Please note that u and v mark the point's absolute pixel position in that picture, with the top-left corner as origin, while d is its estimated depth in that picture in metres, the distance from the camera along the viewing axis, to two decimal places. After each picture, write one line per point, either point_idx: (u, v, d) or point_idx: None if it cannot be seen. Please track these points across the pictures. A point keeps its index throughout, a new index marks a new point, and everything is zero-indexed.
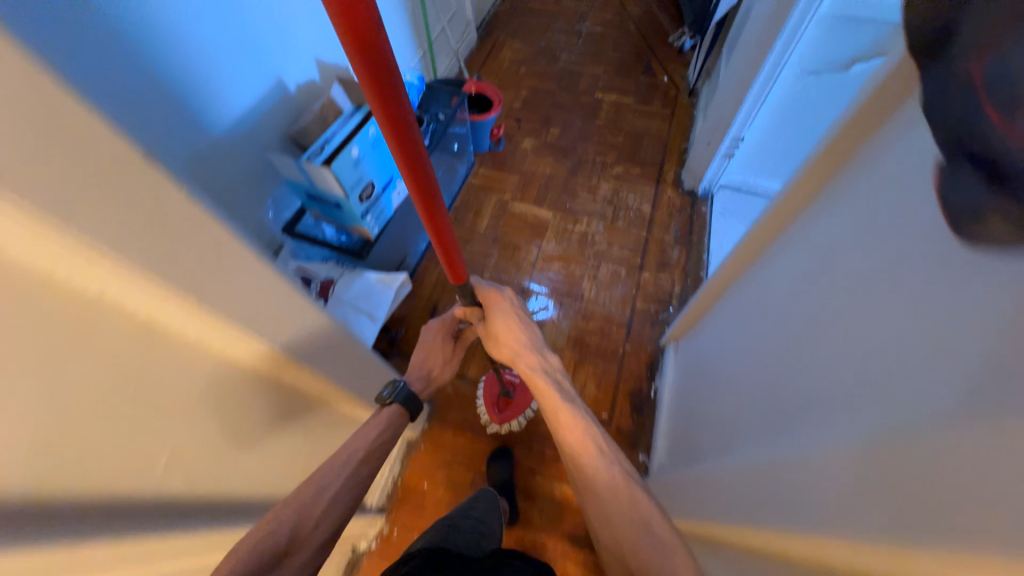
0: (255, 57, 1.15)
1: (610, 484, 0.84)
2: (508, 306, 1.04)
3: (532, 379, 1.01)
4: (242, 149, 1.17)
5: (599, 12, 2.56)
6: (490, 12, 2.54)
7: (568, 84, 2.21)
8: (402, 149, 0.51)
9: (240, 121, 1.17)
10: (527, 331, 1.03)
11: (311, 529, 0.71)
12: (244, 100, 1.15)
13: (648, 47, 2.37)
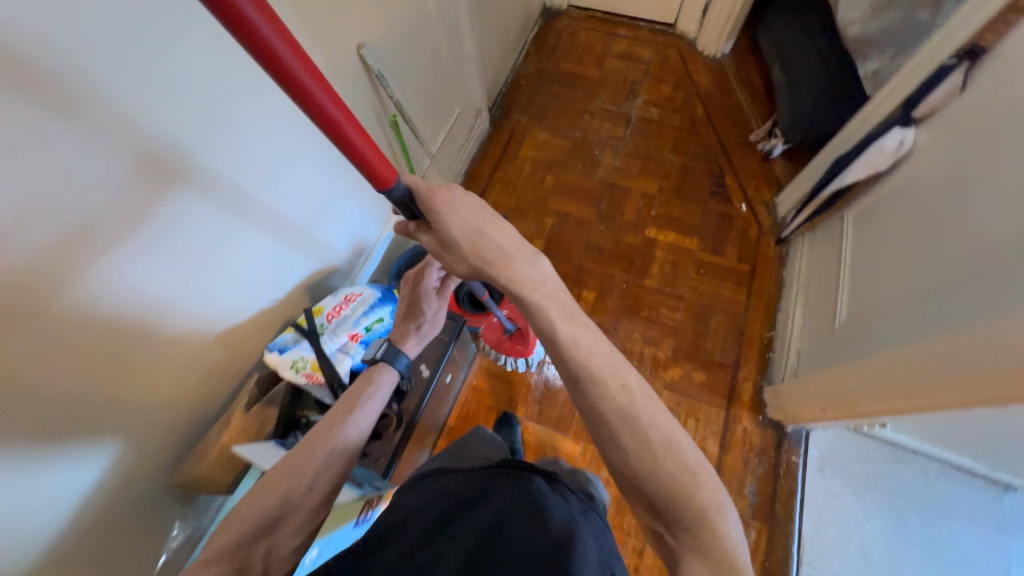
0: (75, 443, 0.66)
1: (627, 415, 0.59)
2: (467, 205, 0.67)
3: (519, 286, 0.64)
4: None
5: (654, 81, 1.90)
6: (508, 81, 1.89)
7: (611, 208, 1.64)
8: (249, 36, 0.42)
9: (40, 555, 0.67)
10: (499, 231, 0.66)
11: (305, 492, 0.70)
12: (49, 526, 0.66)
13: (722, 149, 1.74)
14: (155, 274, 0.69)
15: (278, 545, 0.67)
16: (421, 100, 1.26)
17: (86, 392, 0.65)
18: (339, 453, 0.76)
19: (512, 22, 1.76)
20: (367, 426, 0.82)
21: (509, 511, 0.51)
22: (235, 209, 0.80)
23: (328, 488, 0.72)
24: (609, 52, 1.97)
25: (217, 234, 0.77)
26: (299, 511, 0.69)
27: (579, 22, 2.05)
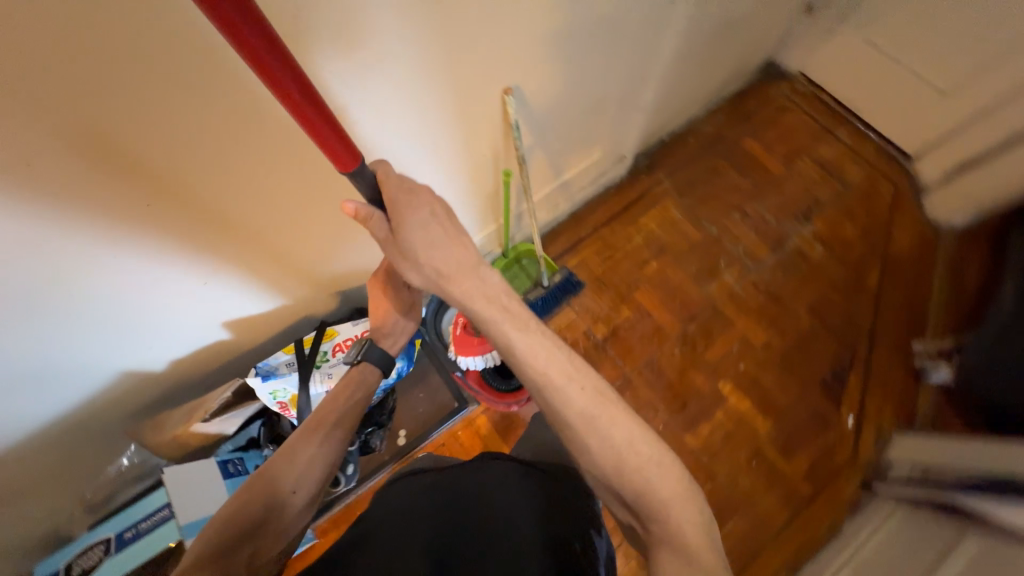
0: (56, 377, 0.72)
1: None
2: (420, 214, 0.65)
3: (472, 300, 0.69)
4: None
5: (840, 215, 1.51)
6: (673, 132, 1.60)
7: (698, 334, 1.38)
8: None
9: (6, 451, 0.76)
10: (448, 248, 0.67)
11: (288, 495, 0.63)
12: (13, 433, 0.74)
13: (871, 337, 1.37)
14: (395, 131, 0.77)
15: (267, 543, 0.59)
16: (559, 141, 1.08)
17: (59, 323, 0.67)
18: (326, 447, 0.69)
19: (718, 73, 1.45)
20: (352, 422, 0.73)
21: (486, 505, 0.67)
22: (434, 127, 0.82)
23: (312, 489, 0.66)
24: (809, 153, 1.59)
25: (441, 121, 0.81)
26: (283, 510, 0.62)
27: (797, 100, 1.65)
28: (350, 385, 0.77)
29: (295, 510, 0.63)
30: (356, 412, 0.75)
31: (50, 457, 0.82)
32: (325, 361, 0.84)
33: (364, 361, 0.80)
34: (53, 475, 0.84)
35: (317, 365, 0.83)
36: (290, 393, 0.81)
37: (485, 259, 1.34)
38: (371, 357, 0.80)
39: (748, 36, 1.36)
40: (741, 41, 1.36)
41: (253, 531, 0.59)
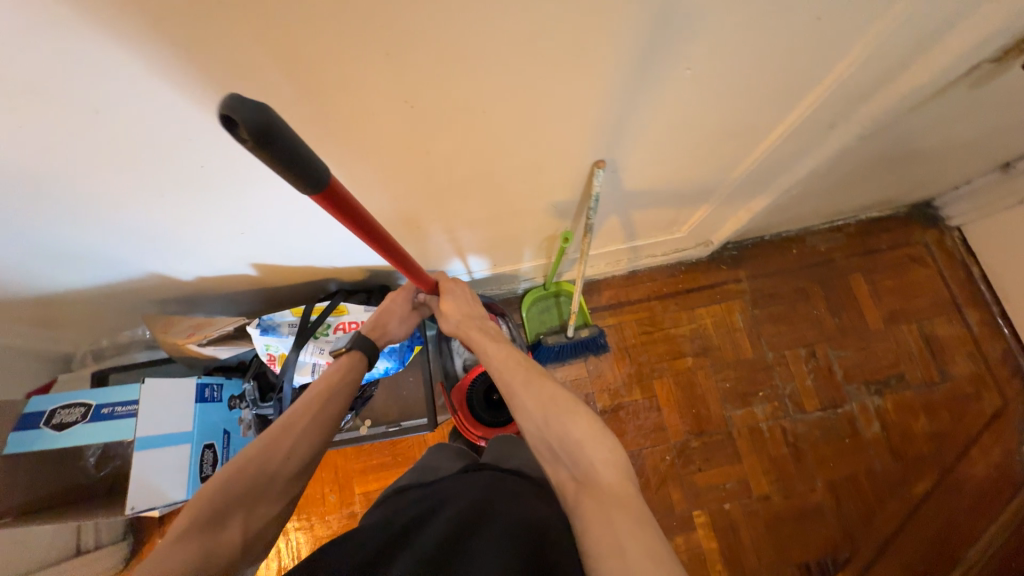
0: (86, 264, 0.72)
1: None
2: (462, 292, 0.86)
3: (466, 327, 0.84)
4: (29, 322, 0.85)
5: (919, 404, 1.31)
6: (778, 235, 1.43)
7: (699, 451, 1.28)
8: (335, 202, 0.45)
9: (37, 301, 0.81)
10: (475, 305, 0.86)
11: (282, 461, 0.62)
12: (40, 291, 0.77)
13: (882, 547, 1.20)
14: (510, 138, 0.62)
15: (261, 512, 0.59)
16: (642, 213, 0.99)
17: (95, 228, 0.65)
18: (318, 425, 0.67)
19: (859, 197, 1.25)
20: (342, 406, 0.71)
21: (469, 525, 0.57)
22: (539, 150, 0.67)
23: (306, 458, 0.64)
24: (920, 322, 1.37)
25: (553, 148, 0.67)
26: (275, 482, 0.61)
27: (938, 258, 1.41)
28: (340, 369, 0.74)
29: (289, 478, 0.62)
30: (345, 397, 0.72)
31: (75, 314, 0.87)
32: (324, 333, 0.86)
33: (356, 349, 0.77)
34: (79, 323, 0.91)
35: (316, 335, 0.86)
36: (282, 351, 0.84)
37: (524, 284, 1.30)
38: (361, 345, 0.77)
39: (914, 175, 1.15)
40: (903, 178, 1.16)
41: (250, 500, 0.58)
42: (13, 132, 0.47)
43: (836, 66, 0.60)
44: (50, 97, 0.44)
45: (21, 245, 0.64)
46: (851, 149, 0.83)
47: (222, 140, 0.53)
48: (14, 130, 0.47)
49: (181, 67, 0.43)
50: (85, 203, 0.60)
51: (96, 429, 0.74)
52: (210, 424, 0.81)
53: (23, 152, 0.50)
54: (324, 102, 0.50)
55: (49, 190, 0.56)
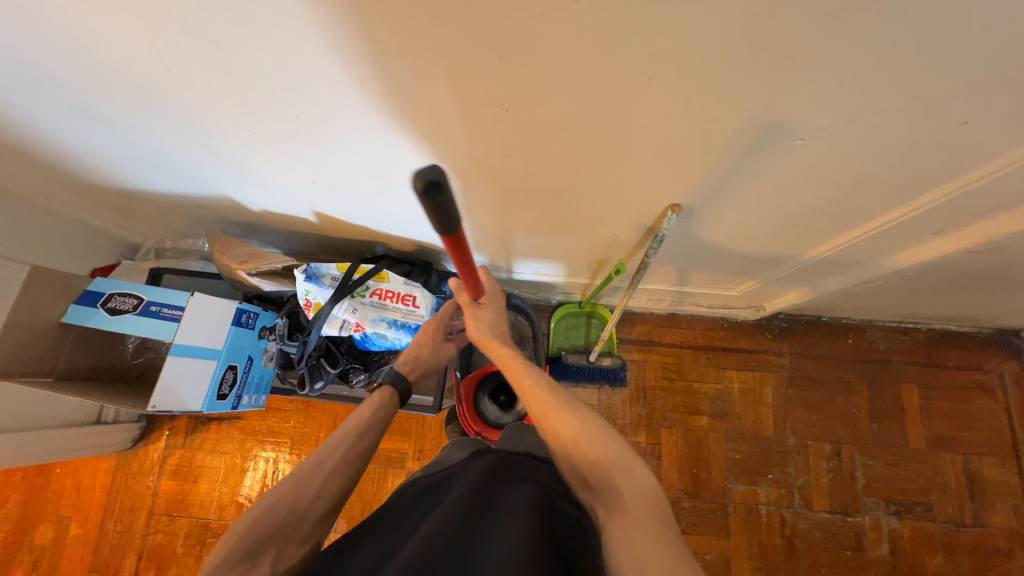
0: (170, 172, 0.76)
1: None
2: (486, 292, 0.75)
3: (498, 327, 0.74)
4: (108, 206, 0.92)
5: (938, 541, 1.20)
6: (836, 319, 1.34)
7: (688, 513, 1.24)
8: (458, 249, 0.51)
9: (118, 192, 0.87)
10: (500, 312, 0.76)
11: (311, 501, 0.60)
12: (124, 184, 0.83)
13: None
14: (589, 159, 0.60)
15: (289, 553, 0.56)
16: (701, 263, 0.95)
17: (188, 145, 0.69)
18: (348, 465, 0.65)
19: (941, 307, 1.15)
20: (372, 442, 0.69)
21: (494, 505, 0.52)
22: (613, 179, 0.65)
23: (336, 497, 0.62)
24: (966, 455, 1.25)
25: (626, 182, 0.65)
26: (303, 524, 0.58)
27: (1009, 394, 1.28)
28: (373, 402, 0.73)
29: (317, 520, 0.59)
30: (375, 436, 0.70)
31: (149, 210, 0.93)
32: (360, 295, 0.89)
33: (388, 385, 0.77)
34: (151, 219, 0.98)
35: (352, 294, 0.88)
36: (318, 300, 0.86)
37: (560, 297, 1.29)
38: (392, 380, 0.77)
39: (1011, 301, 1.04)
40: (1000, 300, 1.05)
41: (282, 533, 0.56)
42: (147, 45, 0.50)
43: (964, 175, 0.55)
44: (183, 23, 0.46)
45: (124, 143, 0.70)
46: (951, 261, 0.76)
47: (320, 97, 0.55)
48: (145, 46, 0.50)
49: (302, 22, 0.44)
50: (187, 122, 0.63)
51: (139, 322, 0.80)
52: (238, 349, 0.85)
53: (149, 67, 0.53)
54: (426, 87, 0.50)
55: (161, 104, 0.60)
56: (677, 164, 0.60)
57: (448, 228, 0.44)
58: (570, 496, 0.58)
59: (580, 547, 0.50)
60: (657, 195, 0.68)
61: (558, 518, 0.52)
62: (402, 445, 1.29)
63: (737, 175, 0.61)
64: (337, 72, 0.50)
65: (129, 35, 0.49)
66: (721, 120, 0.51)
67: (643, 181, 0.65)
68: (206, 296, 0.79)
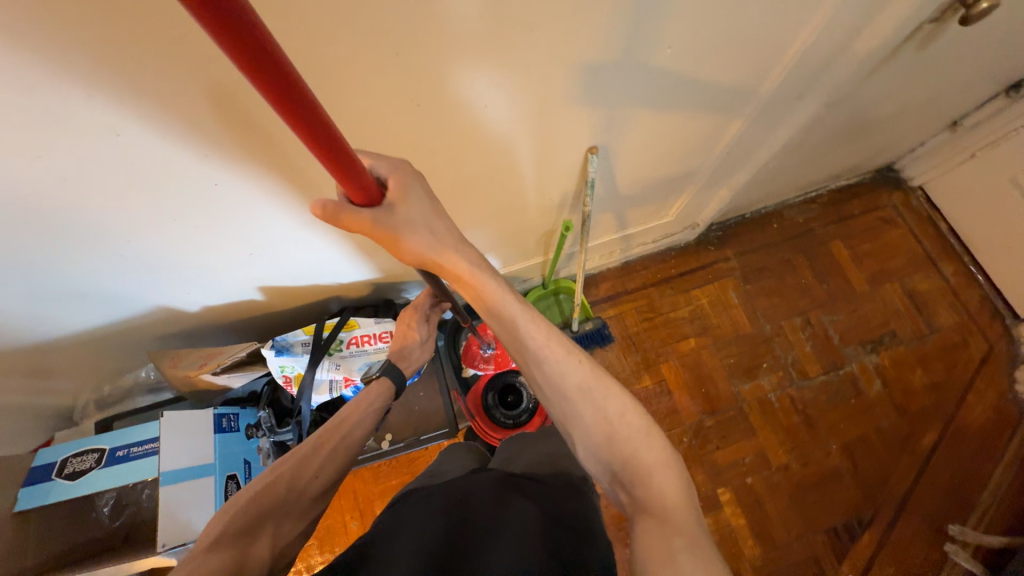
0: (89, 304, 0.70)
1: None
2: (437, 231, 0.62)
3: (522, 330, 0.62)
4: (24, 375, 0.82)
5: (912, 358, 1.36)
6: (756, 212, 1.50)
7: (714, 429, 1.30)
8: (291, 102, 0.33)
9: (31, 353, 0.77)
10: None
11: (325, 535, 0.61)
12: (34, 339, 0.74)
13: (902, 502, 1.24)
14: (503, 122, 0.65)
15: None
16: (631, 199, 1.02)
17: (103, 262, 0.64)
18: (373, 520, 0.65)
19: (829, 167, 1.32)
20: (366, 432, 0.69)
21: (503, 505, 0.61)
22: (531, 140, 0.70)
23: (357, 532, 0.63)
24: (900, 280, 1.44)
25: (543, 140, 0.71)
26: None
27: (907, 217, 1.49)
28: (372, 393, 0.75)
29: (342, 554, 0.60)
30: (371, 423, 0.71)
31: (74, 358, 0.84)
32: (337, 350, 0.86)
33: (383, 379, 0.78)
34: (77, 369, 0.87)
35: (329, 352, 0.85)
36: (297, 371, 0.83)
37: (524, 286, 1.32)
38: (391, 374, 0.80)
39: (876, 140, 1.23)
40: (868, 143, 1.23)
41: None
42: (30, 165, 0.47)
43: (798, 36, 0.66)
44: (67, 123, 0.44)
45: (29, 288, 0.63)
46: (818, 119, 0.89)
47: (233, 155, 0.55)
48: (30, 164, 0.47)
49: (193, 84, 0.45)
50: (96, 237, 0.59)
51: (113, 474, 0.72)
52: (231, 455, 0.79)
53: (41, 187, 0.50)
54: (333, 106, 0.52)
55: (61, 227, 0.56)
56: (579, 104, 0.66)
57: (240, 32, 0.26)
58: (573, 523, 0.62)
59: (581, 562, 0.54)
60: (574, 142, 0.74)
61: (562, 541, 0.55)
62: None
63: (630, 99, 0.68)
64: (244, 123, 0.51)
65: (9, 158, 0.45)
66: (601, 51, 0.58)
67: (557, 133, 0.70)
68: (176, 412, 0.73)
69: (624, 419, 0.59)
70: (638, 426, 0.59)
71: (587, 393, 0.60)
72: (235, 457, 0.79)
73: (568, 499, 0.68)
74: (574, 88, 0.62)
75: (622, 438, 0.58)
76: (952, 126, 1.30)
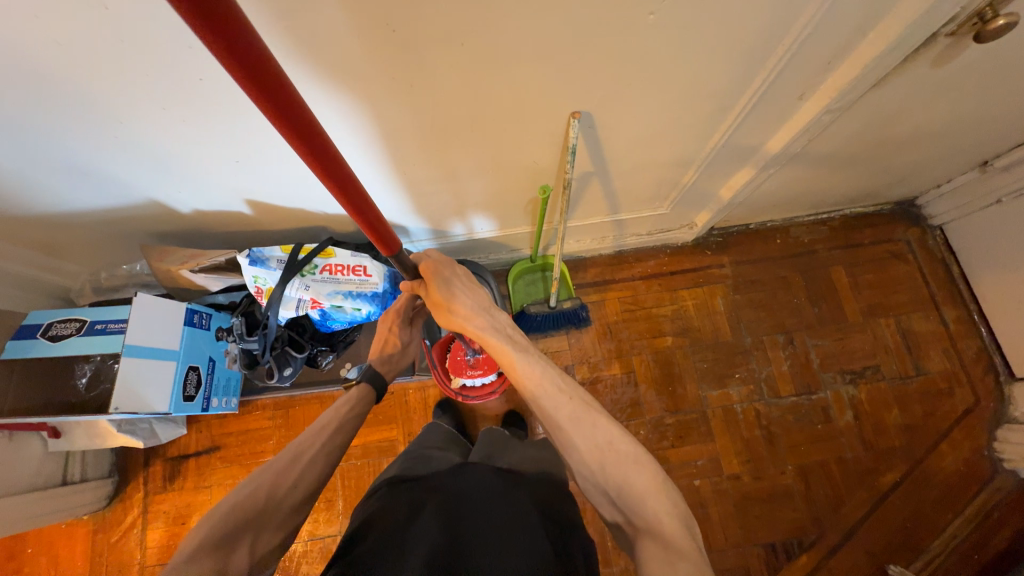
0: (86, 183, 0.76)
1: None
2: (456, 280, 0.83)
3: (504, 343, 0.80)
4: (29, 247, 0.89)
5: (891, 396, 1.33)
6: (761, 224, 1.46)
7: (674, 428, 1.31)
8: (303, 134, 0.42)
9: (35, 225, 0.84)
10: (474, 297, 0.83)
11: (288, 489, 0.65)
12: (37, 210, 0.81)
13: (848, 533, 1.23)
14: (488, 72, 0.65)
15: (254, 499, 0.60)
16: (624, 181, 1.02)
17: (98, 141, 0.69)
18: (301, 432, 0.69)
19: (842, 188, 1.28)
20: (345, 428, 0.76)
21: (490, 510, 0.68)
22: (514, 94, 0.71)
23: (312, 486, 0.67)
24: (897, 316, 1.39)
25: (524, 96, 0.71)
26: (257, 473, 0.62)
27: (918, 254, 1.43)
28: (351, 401, 0.81)
29: (294, 505, 0.64)
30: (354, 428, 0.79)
31: (76, 241, 0.91)
32: (310, 273, 0.90)
33: (363, 385, 0.84)
34: (80, 253, 0.95)
35: (302, 273, 0.89)
36: (269, 285, 0.88)
37: (512, 256, 1.34)
38: (370, 380, 0.85)
39: (896, 165, 1.18)
40: (885, 168, 1.18)
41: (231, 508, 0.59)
42: (25, 22, 0.50)
43: (798, 23, 0.64)
44: None
45: (28, 151, 0.68)
46: (823, 126, 0.87)
47: (218, 54, 0.57)
48: (25, 18, 0.49)
49: None
50: (91, 113, 0.63)
51: (89, 342, 0.81)
52: (197, 350, 0.86)
53: (35, 44, 0.52)
54: (312, 20, 0.53)
55: (59, 96, 0.60)
56: (563, 63, 0.66)
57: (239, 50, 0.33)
58: (556, 514, 0.71)
59: (566, 557, 0.63)
60: (559, 103, 0.74)
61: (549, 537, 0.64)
62: (390, 433, 1.28)
63: (617, 64, 0.68)
64: None
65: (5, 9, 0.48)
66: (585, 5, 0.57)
67: (539, 90, 0.71)
68: (147, 297, 0.78)
69: (612, 446, 0.67)
70: (625, 452, 0.66)
71: (578, 420, 0.70)
72: (201, 353, 0.87)
73: (550, 490, 0.77)
74: (558, 42, 0.62)
75: (612, 462, 0.65)
76: (982, 165, 1.22)
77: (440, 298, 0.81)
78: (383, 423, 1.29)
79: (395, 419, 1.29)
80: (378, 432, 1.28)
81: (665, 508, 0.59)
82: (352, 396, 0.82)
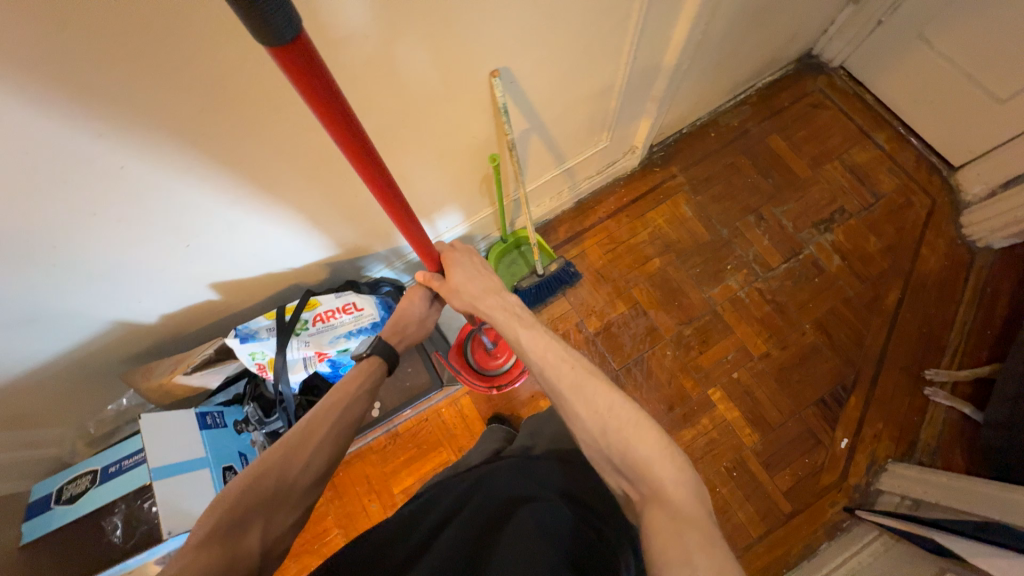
0: (43, 329, 0.72)
1: None
2: (457, 260, 0.87)
3: (512, 318, 0.79)
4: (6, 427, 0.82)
5: (864, 228, 1.42)
6: (694, 125, 1.53)
7: (695, 336, 1.35)
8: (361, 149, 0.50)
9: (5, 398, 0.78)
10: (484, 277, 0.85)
11: (300, 471, 0.62)
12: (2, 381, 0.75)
13: (879, 361, 1.31)
14: (400, 59, 0.66)
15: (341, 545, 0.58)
16: (559, 127, 1.04)
17: (37, 275, 0.64)
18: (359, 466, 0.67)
19: (748, 62, 1.35)
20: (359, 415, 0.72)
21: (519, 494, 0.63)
22: (433, 73, 0.71)
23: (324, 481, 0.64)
24: (840, 158, 1.48)
25: (442, 72, 0.72)
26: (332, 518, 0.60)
27: (834, 98, 1.53)
28: (361, 374, 0.77)
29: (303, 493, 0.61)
30: (362, 405, 0.73)
31: (53, 398, 0.85)
32: (304, 329, 0.87)
33: (375, 355, 0.80)
34: (60, 412, 0.88)
35: (296, 332, 0.86)
36: (268, 356, 0.85)
37: (484, 243, 1.35)
38: (381, 351, 0.81)
39: (784, 23, 1.26)
40: (776, 29, 1.26)
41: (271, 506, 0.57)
42: None
43: None
44: None
45: None
46: (712, 6, 0.92)
47: (130, 134, 0.55)
48: None
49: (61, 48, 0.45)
50: (20, 247, 0.59)
51: (105, 489, 0.76)
52: (223, 450, 0.84)
53: None
54: (212, 58, 0.52)
55: None
56: (466, 27, 0.67)
57: (277, 29, 0.34)
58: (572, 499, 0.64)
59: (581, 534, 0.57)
60: (476, 68, 0.75)
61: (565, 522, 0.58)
62: (441, 457, 1.26)
63: (515, 11, 0.69)
64: (120, 90, 0.51)
65: None
66: None
67: (455, 60, 0.71)
68: (152, 415, 0.78)
69: (612, 410, 0.62)
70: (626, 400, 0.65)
71: (580, 389, 0.65)
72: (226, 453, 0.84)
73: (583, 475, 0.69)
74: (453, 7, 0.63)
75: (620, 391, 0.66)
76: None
77: (455, 281, 0.85)
78: (431, 453, 1.26)
79: (441, 444, 1.27)
80: (429, 462, 1.26)
81: (669, 475, 0.56)
82: (368, 370, 0.78)
